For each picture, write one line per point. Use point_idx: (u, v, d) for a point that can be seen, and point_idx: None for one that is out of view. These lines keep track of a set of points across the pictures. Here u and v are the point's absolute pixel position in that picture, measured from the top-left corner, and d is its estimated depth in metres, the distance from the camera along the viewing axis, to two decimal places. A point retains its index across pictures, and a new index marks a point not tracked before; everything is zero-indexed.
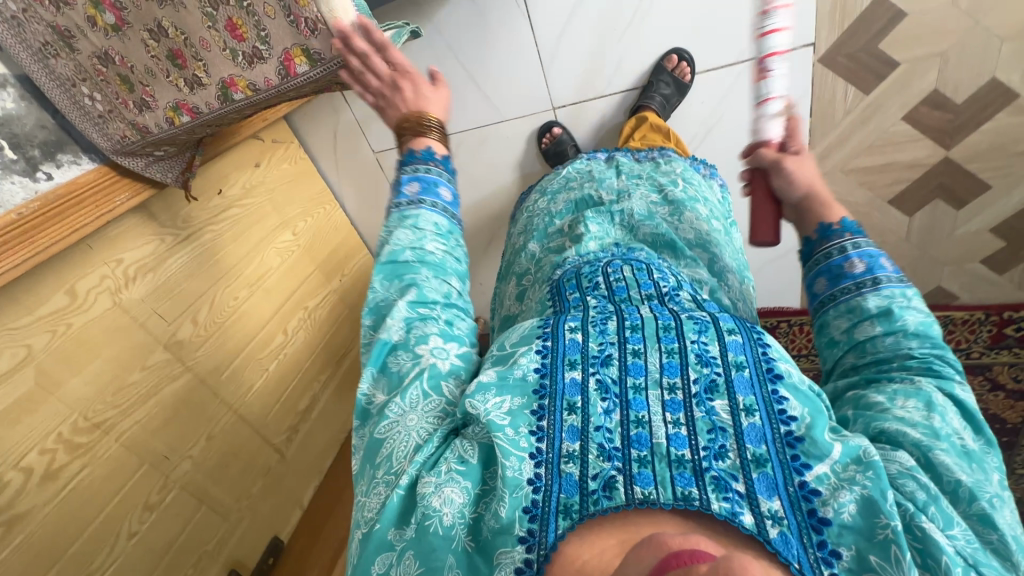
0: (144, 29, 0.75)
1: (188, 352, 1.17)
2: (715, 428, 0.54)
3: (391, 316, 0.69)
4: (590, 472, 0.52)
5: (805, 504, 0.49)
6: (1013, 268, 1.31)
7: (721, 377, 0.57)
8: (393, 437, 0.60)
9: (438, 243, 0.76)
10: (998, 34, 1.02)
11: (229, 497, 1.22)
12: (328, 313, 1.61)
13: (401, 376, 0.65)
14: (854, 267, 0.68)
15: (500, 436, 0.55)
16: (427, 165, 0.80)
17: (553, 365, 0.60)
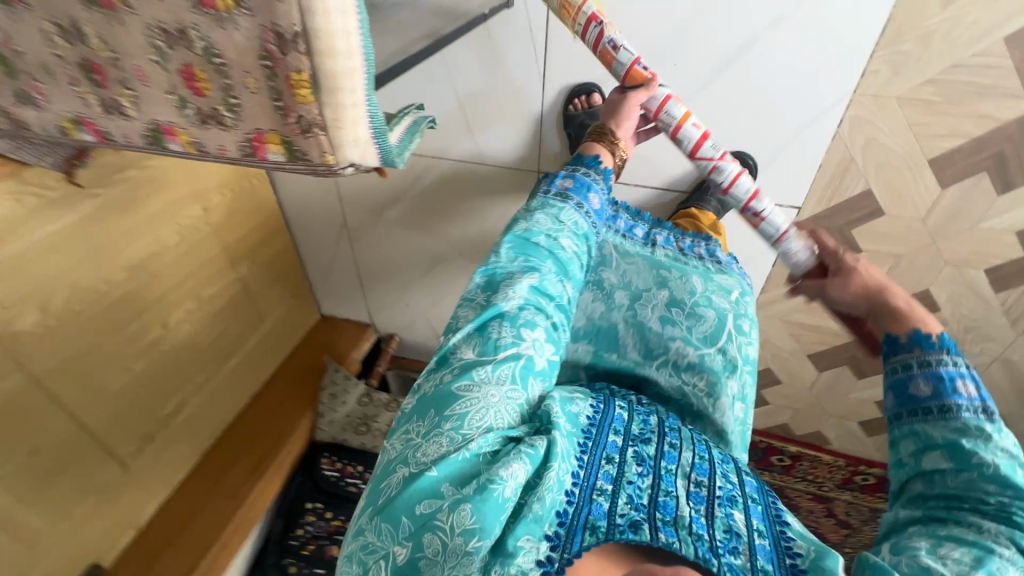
0: (49, 20, 0.49)
1: (24, 347, 0.92)
2: (732, 530, 0.68)
3: (511, 290, 0.80)
4: (619, 512, 0.66)
5: (788, 564, 0.65)
6: (880, 435, 1.49)
7: (741, 498, 0.74)
8: (472, 399, 0.70)
9: (570, 241, 0.89)
10: (945, 258, 1.11)
11: (44, 521, 1.00)
12: (225, 304, 1.39)
13: (496, 347, 0.75)
14: (966, 388, 0.63)
15: (560, 440, 0.69)
16: (589, 171, 0.95)
17: (602, 425, 0.78)
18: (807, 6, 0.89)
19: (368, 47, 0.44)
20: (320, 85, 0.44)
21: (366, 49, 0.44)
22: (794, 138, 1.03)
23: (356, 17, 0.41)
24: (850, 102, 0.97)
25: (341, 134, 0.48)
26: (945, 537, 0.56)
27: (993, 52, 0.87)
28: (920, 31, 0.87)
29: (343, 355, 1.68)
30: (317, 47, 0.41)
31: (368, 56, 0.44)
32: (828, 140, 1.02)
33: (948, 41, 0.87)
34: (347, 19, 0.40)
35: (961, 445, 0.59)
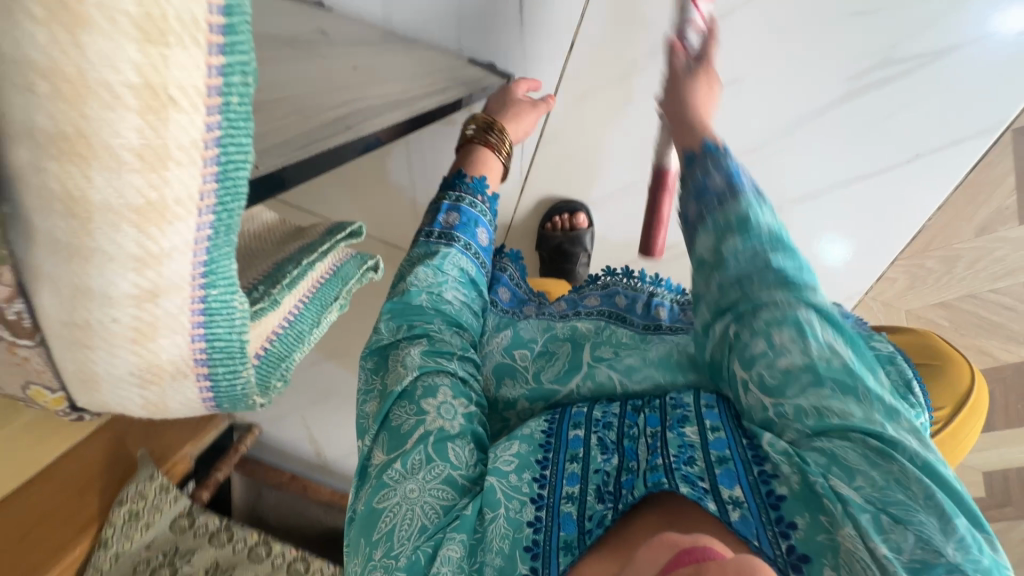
0: None
1: None
2: (683, 444, 0.40)
3: (403, 368, 0.51)
4: (587, 512, 0.40)
5: (762, 494, 0.36)
6: None
7: (694, 409, 0.43)
8: (394, 508, 0.44)
9: (459, 292, 0.59)
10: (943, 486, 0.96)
11: None
12: None
13: (402, 435, 0.47)
14: (734, 136, 0.50)
15: (495, 481, 0.43)
16: (472, 197, 0.64)
17: (559, 424, 0.47)
18: (846, 190, 0.78)
19: (232, 203, 0.25)
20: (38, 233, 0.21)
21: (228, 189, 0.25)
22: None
23: (213, 156, 0.23)
24: (857, 301, 0.86)
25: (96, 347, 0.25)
26: (763, 324, 0.39)
27: (1010, 292, 0.80)
28: (949, 251, 0.79)
29: (167, 451, 1.19)
30: (53, 188, 0.20)
31: (225, 212, 0.25)
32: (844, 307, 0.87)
33: (972, 270, 0.79)
34: (183, 157, 0.22)
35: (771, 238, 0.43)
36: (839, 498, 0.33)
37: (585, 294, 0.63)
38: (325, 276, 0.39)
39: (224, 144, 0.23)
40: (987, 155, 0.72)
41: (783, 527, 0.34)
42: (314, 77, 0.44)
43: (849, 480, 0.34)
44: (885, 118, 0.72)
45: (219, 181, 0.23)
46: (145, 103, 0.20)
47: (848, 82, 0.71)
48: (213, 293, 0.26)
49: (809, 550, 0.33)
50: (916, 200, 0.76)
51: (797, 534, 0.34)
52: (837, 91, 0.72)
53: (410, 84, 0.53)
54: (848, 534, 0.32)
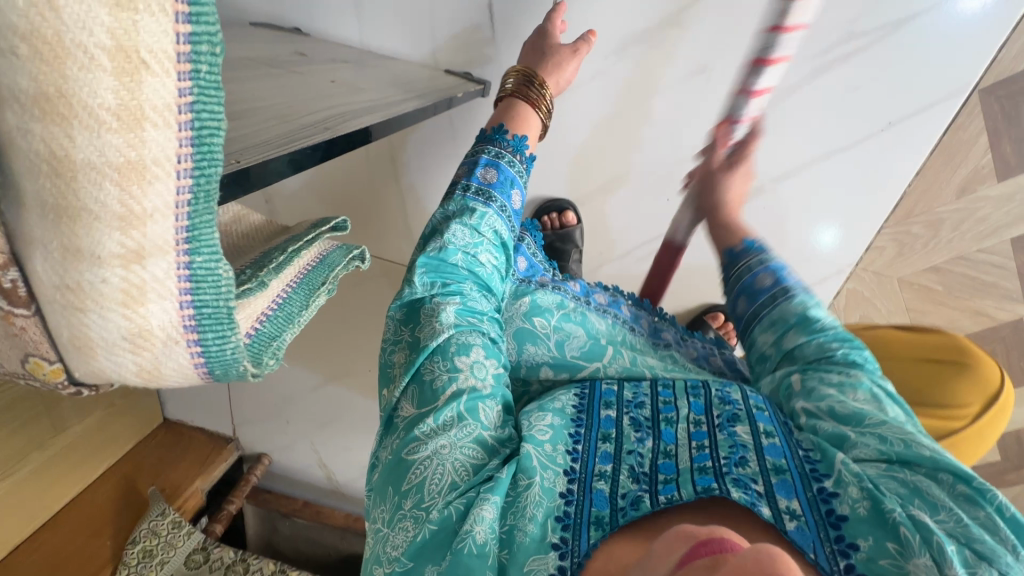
0: None
1: None
2: (735, 444, 0.48)
3: (438, 322, 0.55)
4: (621, 490, 0.47)
5: (822, 512, 0.42)
6: None
7: (744, 411, 0.52)
8: (425, 462, 0.48)
9: (491, 255, 0.63)
10: None
11: None
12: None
13: (436, 390, 0.52)
14: (764, 279, 0.61)
15: (535, 450, 0.50)
16: (510, 155, 0.66)
17: (591, 404, 0.57)
18: (828, 163, 0.79)
19: (210, 168, 0.24)
20: (27, 201, 0.21)
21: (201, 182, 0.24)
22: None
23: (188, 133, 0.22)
24: (849, 274, 0.87)
25: (82, 328, 0.23)
26: (832, 383, 0.52)
27: (997, 252, 0.80)
28: (932, 216, 0.80)
29: (177, 488, 1.19)
30: (35, 149, 0.20)
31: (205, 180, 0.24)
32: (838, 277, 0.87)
33: (957, 232, 0.80)
34: (156, 123, 0.21)
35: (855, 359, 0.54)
36: (926, 525, 0.39)
37: (595, 290, 0.73)
38: (312, 261, 0.37)
39: (198, 109, 0.22)
40: (959, 117, 0.73)
41: (843, 547, 0.40)
42: (293, 89, 0.46)
43: (933, 513, 0.40)
44: (856, 90, 0.74)
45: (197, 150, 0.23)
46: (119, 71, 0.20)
47: (813, 60, 0.73)
48: (197, 260, 0.24)
49: (872, 569, 0.38)
50: (898, 169, 0.77)
51: (857, 555, 0.39)
52: (805, 68, 0.74)
53: (385, 92, 0.56)
54: (922, 564, 0.37)
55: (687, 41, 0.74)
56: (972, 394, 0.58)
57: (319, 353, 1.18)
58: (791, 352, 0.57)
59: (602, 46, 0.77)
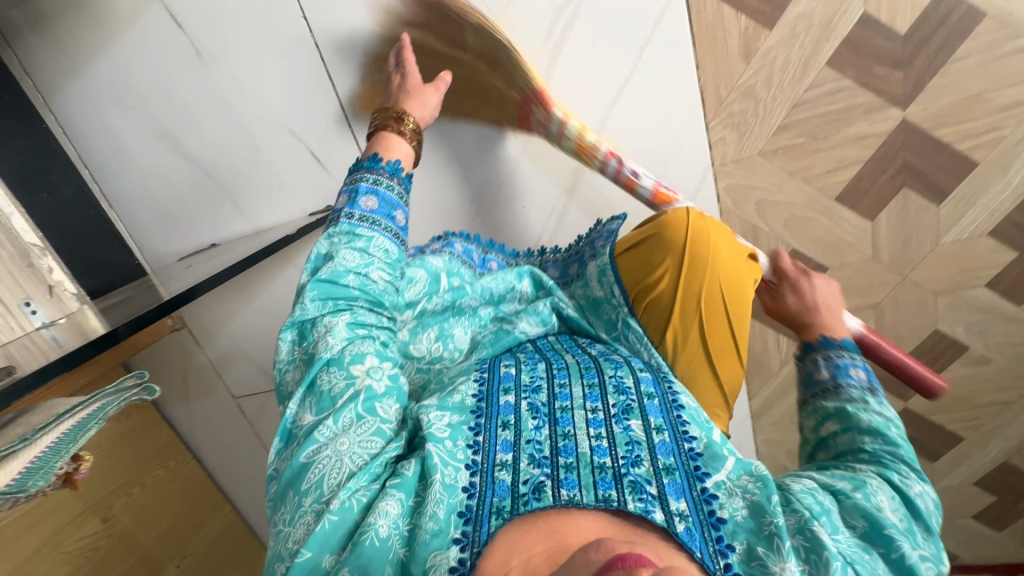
0: None
1: None
2: (631, 441, 0.53)
3: (331, 337, 0.61)
4: (521, 478, 0.50)
5: (705, 513, 0.48)
6: (1013, 523, 1.06)
7: (637, 402, 0.57)
8: (324, 461, 0.53)
9: (384, 272, 0.69)
10: (930, 289, 0.90)
11: None
12: None
13: (334, 398, 0.57)
14: (856, 372, 0.60)
15: (436, 448, 0.52)
16: (388, 180, 0.73)
17: (490, 392, 0.59)
18: (619, 106, 0.85)
19: None
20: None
21: None
22: None
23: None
24: (714, 175, 0.88)
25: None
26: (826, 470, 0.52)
27: (826, 80, 0.79)
28: (740, 89, 0.81)
29: None
30: None
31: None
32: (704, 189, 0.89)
33: (774, 88, 0.81)
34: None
35: (881, 449, 0.52)
36: (820, 539, 0.44)
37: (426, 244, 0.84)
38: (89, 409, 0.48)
39: None
40: (692, 7, 0.78)
41: (722, 547, 0.46)
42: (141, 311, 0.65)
43: (832, 531, 0.45)
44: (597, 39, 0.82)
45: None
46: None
47: (547, 43, 0.83)
48: None
49: (745, 568, 0.45)
50: (677, 75, 0.82)
51: (734, 557, 0.46)
52: (546, 52, 0.83)
53: None
54: (788, 567, 0.43)
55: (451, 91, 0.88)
56: (664, 261, 0.65)
57: None
58: (823, 439, 0.57)
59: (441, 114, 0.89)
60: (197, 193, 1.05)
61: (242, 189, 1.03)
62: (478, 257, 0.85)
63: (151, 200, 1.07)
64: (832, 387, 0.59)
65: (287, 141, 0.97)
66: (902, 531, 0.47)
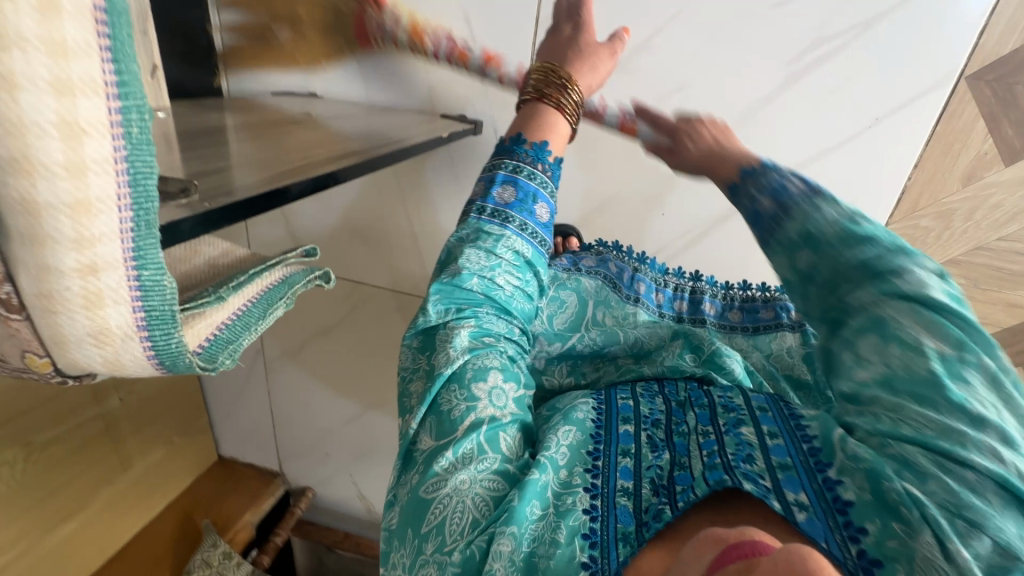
0: None
1: None
2: (741, 443, 0.46)
3: (452, 349, 0.50)
4: (643, 505, 0.44)
5: (828, 500, 0.40)
6: None
7: (748, 413, 0.50)
8: (444, 500, 0.43)
9: (512, 276, 0.56)
10: None
11: None
12: (69, 448, 1.03)
13: (453, 422, 0.47)
14: (797, 185, 0.49)
15: (543, 461, 0.46)
16: (531, 168, 0.60)
17: (609, 419, 0.53)
18: (819, 165, 0.78)
19: (145, 202, 0.25)
20: (8, 236, 0.22)
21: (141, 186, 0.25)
22: None
23: (119, 134, 0.24)
24: None
25: (57, 327, 0.25)
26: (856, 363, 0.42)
27: (1020, 238, 0.76)
28: (941, 207, 0.77)
29: (228, 521, 1.28)
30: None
31: (143, 209, 0.25)
32: None
33: (971, 222, 0.77)
34: (99, 170, 0.23)
35: (869, 261, 0.44)
36: (916, 500, 0.36)
37: (581, 256, 0.74)
38: (275, 281, 0.39)
39: (132, 166, 0.24)
40: (951, 104, 0.71)
41: (852, 532, 0.38)
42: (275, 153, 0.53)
43: (925, 479, 0.36)
44: (841, 87, 0.74)
45: (132, 192, 0.24)
46: (58, 92, 0.21)
47: (788, 66, 0.74)
48: (141, 248, 0.25)
49: (886, 554, 0.36)
50: (898, 158, 0.75)
51: (869, 541, 0.37)
52: (780, 76, 0.75)
53: (367, 141, 0.64)
54: (927, 542, 0.34)
55: (661, 64, 0.77)
56: None
57: (348, 388, 1.25)
58: (847, 299, 0.44)
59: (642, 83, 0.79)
60: None
61: (376, 56, 0.88)
62: (628, 277, 0.72)
63: None
64: (802, 199, 0.48)
65: (455, 26, 0.84)
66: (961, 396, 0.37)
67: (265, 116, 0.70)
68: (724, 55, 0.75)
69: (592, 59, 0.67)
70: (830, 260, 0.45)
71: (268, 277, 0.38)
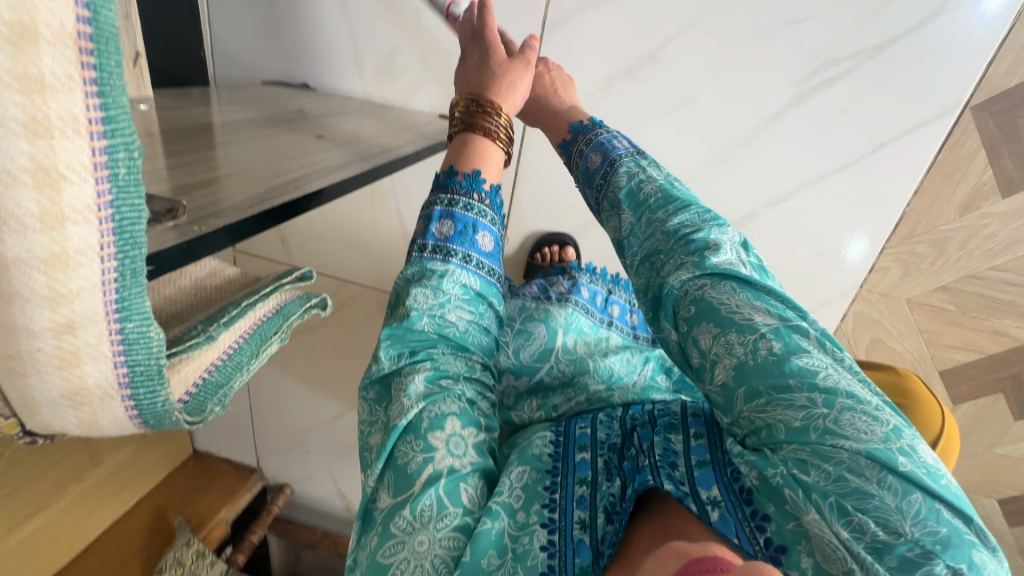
0: None
1: None
2: (669, 448, 0.40)
3: (405, 398, 0.43)
4: (601, 539, 0.38)
5: (735, 491, 0.35)
6: None
7: (681, 416, 0.42)
8: (401, 568, 0.37)
9: (463, 312, 0.49)
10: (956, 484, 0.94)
11: None
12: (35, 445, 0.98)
13: (409, 477, 0.40)
14: (622, 143, 0.51)
15: (496, 504, 0.40)
16: (467, 199, 0.51)
17: (565, 449, 0.46)
18: (817, 188, 0.78)
19: (133, 249, 0.23)
20: None
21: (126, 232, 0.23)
22: None
23: (103, 176, 0.21)
24: (854, 296, 0.84)
25: (26, 389, 0.23)
26: (688, 331, 0.39)
27: (1010, 269, 0.77)
28: (936, 235, 0.77)
29: (203, 518, 1.25)
30: None
31: (128, 257, 0.23)
32: (839, 302, 0.85)
33: (964, 250, 0.78)
34: (79, 219, 0.21)
35: (683, 232, 0.42)
36: (805, 498, 0.32)
37: (553, 282, 0.74)
38: (269, 311, 0.35)
39: (117, 206, 0.22)
40: (953, 135, 0.72)
41: (759, 522, 0.34)
42: (268, 158, 0.50)
43: (811, 465, 0.32)
44: (845, 110, 0.73)
45: (116, 239, 0.22)
46: (32, 134, 0.19)
47: (794, 87, 0.73)
48: (122, 295, 0.23)
49: (795, 539, 0.32)
50: (895, 183, 0.76)
51: (773, 527, 0.33)
52: (785, 97, 0.74)
53: (365, 146, 0.62)
54: (813, 520, 0.31)
55: (666, 76, 0.76)
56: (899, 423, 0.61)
57: (330, 387, 1.22)
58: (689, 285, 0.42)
59: (648, 94, 0.77)
60: (314, 21, 0.85)
61: (372, 52, 0.85)
62: (601, 302, 0.75)
63: (249, 5, 0.86)
64: (610, 163, 0.50)
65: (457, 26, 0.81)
66: (797, 349, 0.35)
67: (253, 114, 0.65)
68: (730, 72, 0.74)
69: (508, 75, 0.58)
70: (650, 229, 0.44)
71: (262, 307, 0.35)
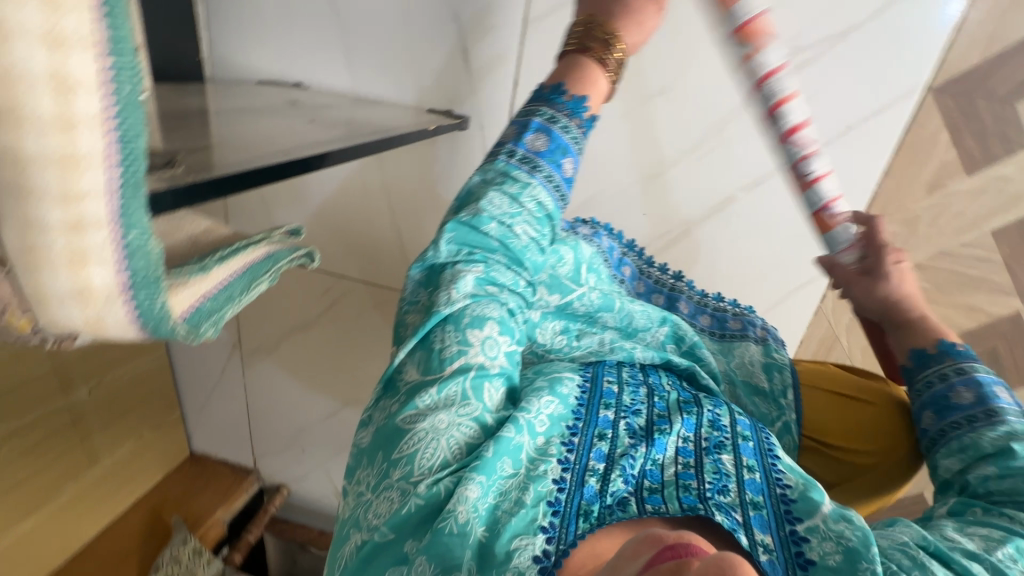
0: None
1: None
2: (720, 472, 0.45)
3: (456, 291, 0.50)
4: (610, 487, 0.43)
5: (791, 551, 0.41)
6: None
7: (731, 440, 0.48)
8: (419, 434, 0.44)
9: (529, 227, 0.55)
10: None
11: None
12: (31, 444, 0.99)
13: (442, 360, 0.48)
14: None
15: (523, 416, 0.46)
16: (566, 119, 0.58)
17: (592, 399, 0.51)
18: None
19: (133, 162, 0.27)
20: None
21: (126, 143, 0.27)
22: (781, 301, 0.91)
23: (109, 90, 0.26)
24: None
25: (39, 283, 0.26)
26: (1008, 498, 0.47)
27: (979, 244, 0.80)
28: (907, 213, 0.80)
29: (199, 518, 1.25)
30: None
31: (130, 166, 0.27)
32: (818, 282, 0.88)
33: (934, 228, 0.81)
34: (88, 126, 0.25)
35: None
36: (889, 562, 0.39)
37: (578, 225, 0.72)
38: (258, 258, 0.42)
39: (120, 119, 0.26)
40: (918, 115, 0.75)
41: None
42: (259, 136, 0.53)
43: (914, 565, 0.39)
44: (816, 94, 0.77)
45: (120, 147, 0.26)
46: (49, 45, 0.23)
47: None
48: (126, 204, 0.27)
49: None
50: (870, 161, 0.78)
51: None
52: None
53: (355, 129, 0.64)
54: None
55: (650, 61, 0.79)
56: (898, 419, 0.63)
57: (326, 383, 1.23)
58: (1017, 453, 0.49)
59: (634, 79, 0.80)
60: (307, 21, 0.89)
61: (366, 48, 0.88)
62: (616, 258, 0.73)
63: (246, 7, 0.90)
64: None
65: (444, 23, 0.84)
66: None
67: (248, 102, 0.68)
68: (706, 60, 0.77)
69: (640, 15, 0.63)
70: None
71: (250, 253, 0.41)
